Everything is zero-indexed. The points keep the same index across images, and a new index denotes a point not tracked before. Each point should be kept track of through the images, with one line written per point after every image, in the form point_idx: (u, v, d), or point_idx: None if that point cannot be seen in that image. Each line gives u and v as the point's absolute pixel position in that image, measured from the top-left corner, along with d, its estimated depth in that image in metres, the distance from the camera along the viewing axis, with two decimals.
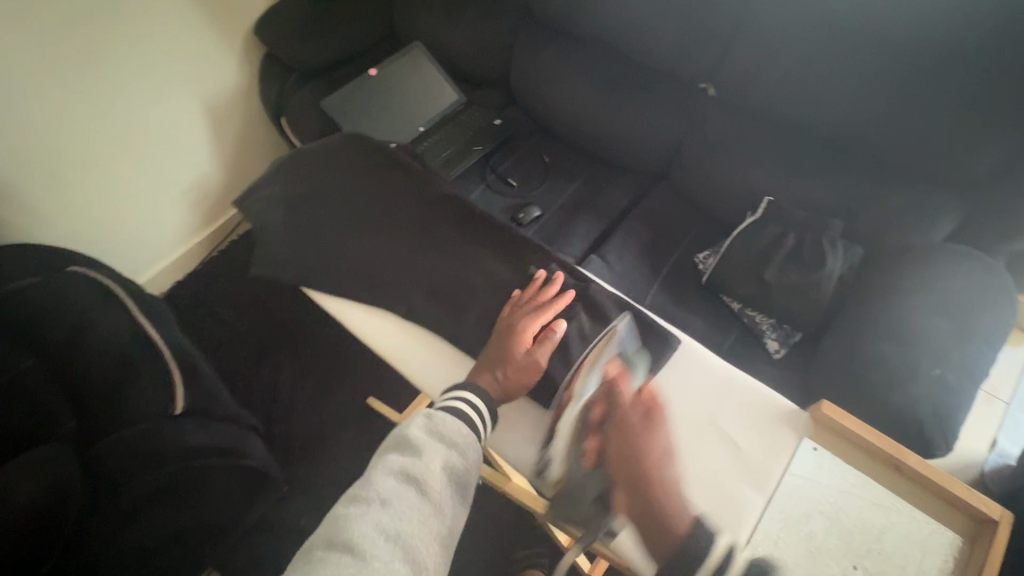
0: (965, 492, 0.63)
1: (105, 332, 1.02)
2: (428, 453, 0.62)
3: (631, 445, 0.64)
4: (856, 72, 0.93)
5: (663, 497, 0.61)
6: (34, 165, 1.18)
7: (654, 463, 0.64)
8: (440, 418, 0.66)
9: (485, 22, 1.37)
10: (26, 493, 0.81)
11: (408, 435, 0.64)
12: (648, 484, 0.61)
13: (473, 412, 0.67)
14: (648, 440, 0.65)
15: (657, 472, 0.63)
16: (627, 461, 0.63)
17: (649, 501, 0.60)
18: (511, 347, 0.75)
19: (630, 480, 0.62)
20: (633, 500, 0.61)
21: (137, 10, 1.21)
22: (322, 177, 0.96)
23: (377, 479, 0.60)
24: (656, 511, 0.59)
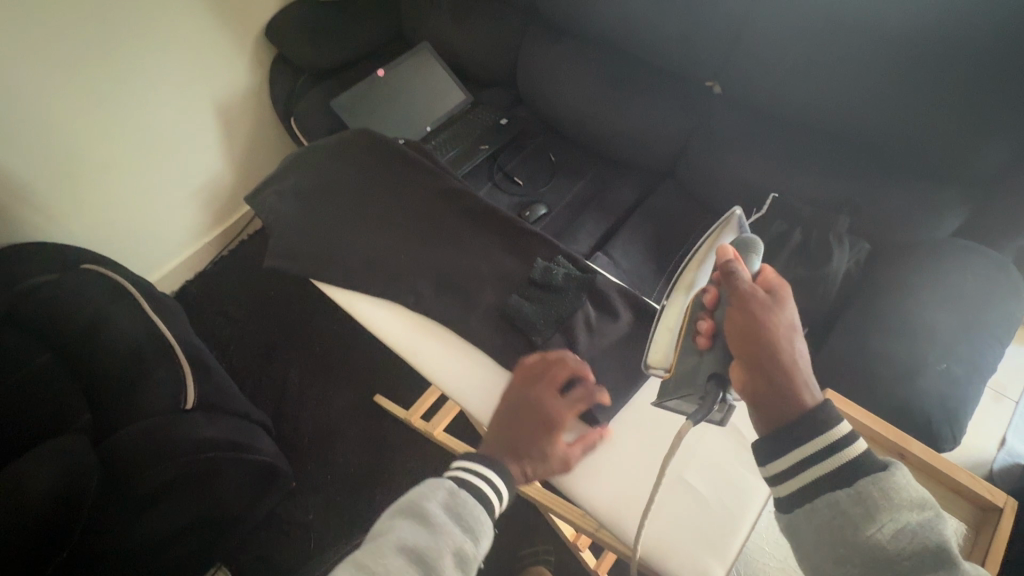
0: (971, 481, 0.68)
1: (119, 331, 1.07)
2: (443, 535, 0.58)
3: (750, 322, 0.60)
4: (861, 68, 0.94)
5: (789, 373, 0.58)
6: (49, 164, 1.20)
7: (781, 337, 0.60)
8: (462, 497, 0.62)
9: (492, 25, 1.40)
10: (41, 486, 0.82)
11: (426, 508, 0.61)
12: (770, 361, 0.59)
13: (491, 490, 0.63)
14: (774, 316, 0.61)
15: (784, 346, 0.59)
16: (748, 337, 0.60)
17: (769, 375, 0.58)
18: (542, 439, 0.68)
19: (749, 354, 0.60)
20: (750, 376, 0.60)
21: (152, 12, 1.24)
22: (331, 172, 0.97)
23: (386, 553, 0.56)
24: (777, 384, 0.58)
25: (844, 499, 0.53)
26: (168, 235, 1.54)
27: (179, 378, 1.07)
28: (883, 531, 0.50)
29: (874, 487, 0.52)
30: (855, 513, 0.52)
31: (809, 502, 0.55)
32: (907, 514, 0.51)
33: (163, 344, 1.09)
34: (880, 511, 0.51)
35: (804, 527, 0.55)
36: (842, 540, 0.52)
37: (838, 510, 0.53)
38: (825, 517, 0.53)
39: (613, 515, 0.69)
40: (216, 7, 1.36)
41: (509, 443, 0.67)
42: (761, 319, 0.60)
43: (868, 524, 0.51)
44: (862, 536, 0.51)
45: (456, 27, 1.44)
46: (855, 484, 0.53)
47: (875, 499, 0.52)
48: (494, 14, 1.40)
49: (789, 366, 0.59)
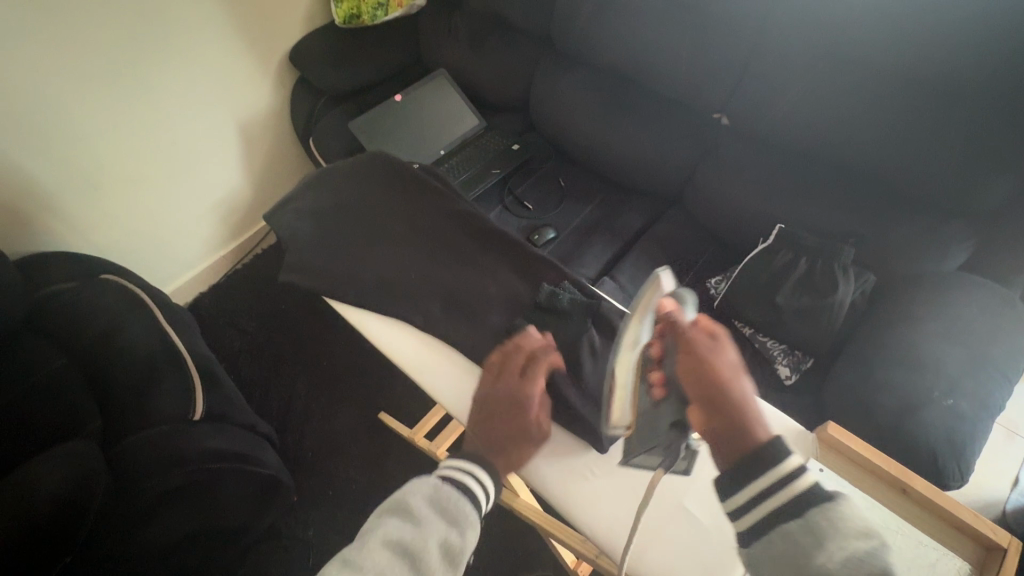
0: (975, 519, 0.67)
1: (135, 339, 1.11)
2: (430, 528, 0.60)
3: (699, 367, 0.62)
4: (866, 106, 0.96)
5: (743, 413, 0.59)
6: (77, 173, 1.25)
7: (730, 379, 0.61)
8: (446, 490, 0.63)
9: (506, 55, 1.46)
10: (50, 483, 0.85)
11: (410, 503, 0.62)
12: (724, 405, 0.59)
13: (472, 482, 0.64)
14: (719, 358, 0.62)
15: (734, 386, 0.61)
16: (700, 382, 0.61)
17: (727, 415, 0.59)
18: (518, 424, 0.70)
19: (704, 397, 0.60)
20: (709, 417, 0.60)
21: (183, 36, 1.30)
22: (346, 192, 1.01)
23: (372, 548, 0.58)
24: (736, 422, 0.59)
25: (796, 529, 0.52)
26: (186, 247, 1.58)
27: (189, 389, 1.09)
28: (832, 559, 0.49)
29: (823, 516, 0.51)
30: (806, 543, 0.51)
31: (765, 534, 0.54)
32: (855, 544, 0.49)
33: (174, 354, 1.12)
34: (830, 539, 0.50)
35: (763, 562, 0.53)
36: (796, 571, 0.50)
37: (790, 541, 0.52)
38: (781, 550, 0.52)
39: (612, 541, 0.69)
40: (244, 32, 1.42)
41: (496, 440, 0.69)
42: (709, 362, 0.62)
43: (819, 552, 0.50)
44: (813, 562, 0.50)
45: (473, 55, 1.49)
46: (805, 514, 0.52)
47: (823, 527, 0.51)
48: (510, 44, 1.45)
49: (743, 405, 0.59)
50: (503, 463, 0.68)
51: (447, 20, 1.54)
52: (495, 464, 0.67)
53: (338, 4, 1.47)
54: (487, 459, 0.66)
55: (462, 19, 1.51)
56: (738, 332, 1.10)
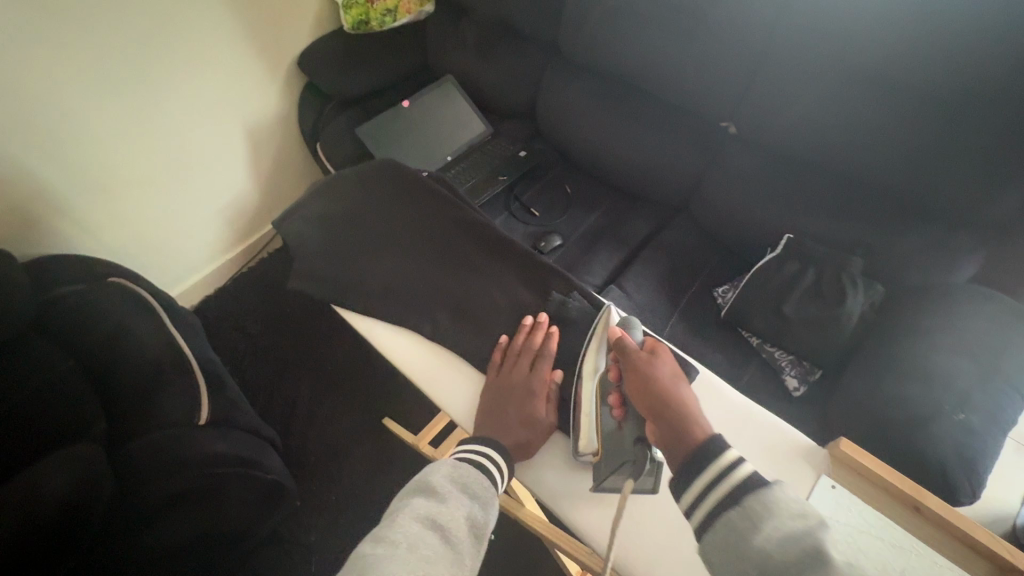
0: (990, 539, 0.62)
1: (141, 342, 1.11)
2: (454, 503, 0.61)
3: (638, 378, 0.67)
4: (874, 116, 0.96)
5: (680, 412, 0.62)
6: (85, 177, 1.26)
7: (670, 388, 0.64)
8: (464, 470, 0.66)
9: (514, 63, 1.46)
10: (58, 486, 0.86)
11: (433, 482, 0.63)
12: (662, 408, 0.63)
13: (484, 460, 0.67)
14: (658, 370, 0.66)
15: (674, 393, 0.64)
16: (641, 392, 0.66)
17: (668, 419, 0.61)
18: (519, 412, 0.74)
19: (650, 410, 0.64)
20: (658, 428, 0.63)
21: (192, 42, 1.31)
22: (353, 199, 1.01)
23: (403, 523, 0.57)
24: (678, 425, 0.61)
25: (734, 516, 0.51)
26: (193, 250, 1.59)
27: (195, 394, 1.10)
28: (768, 540, 0.48)
29: (758, 499, 0.51)
30: (744, 528, 0.50)
31: (709, 529, 0.52)
32: (790, 524, 0.49)
33: (183, 363, 1.12)
34: (765, 520, 0.49)
35: (708, 553, 0.52)
36: (737, 557, 0.49)
37: (730, 529, 0.51)
38: (722, 537, 0.51)
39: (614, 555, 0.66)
40: (252, 37, 1.43)
41: (501, 427, 0.73)
42: (647, 376, 0.66)
43: (756, 535, 0.49)
44: (751, 546, 0.49)
45: (480, 63, 1.50)
46: (741, 500, 0.51)
47: (759, 510, 0.50)
48: (517, 51, 1.46)
49: (683, 409, 0.62)
50: (513, 444, 0.71)
51: (455, 28, 1.55)
52: (507, 448, 0.70)
53: (347, 12, 1.47)
54: (498, 441, 0.70)
55: (470, 27, 1.51)
56: (745, 342, 1.10)
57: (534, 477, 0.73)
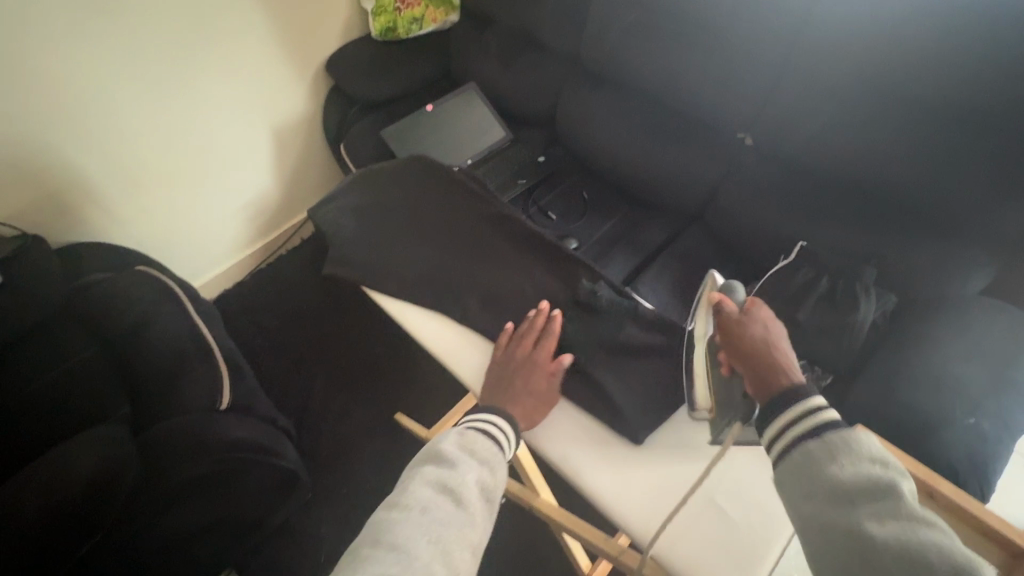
0: (1001, 524, 0.65)
1: (164, 326, 1.12)
2: (465, 467, 0.64)
3: (735, 340, 0.69)
4: (886, 132, 0.99)
5: (778, 372, 0.65)
6: (119, 170, 1.31)
7: (767, 343, 0.67)
8: (472, 437, 0.68)
9: (536, 72, 1.50)
10: (87, 465, 0.90)
11: (442, 448, 0.66)
12: (761, 368, 0.66)
13: (495, 429, 0.69)
14: (754, 328, 0.69)
15: (770, 349, 0.67)
16: (737, 354, 0.68)
17: (763, 368, 0.65)
18: (523, 388, 0.76)
19: (746, 362, 0.67)
20: (754, 378, 0.66)
21: (226, 43, 1.36)
22: (383, 194, 1.05)
23: (416, 489, 0.61)
24: (772, 375, 0.65)
25: (814, 447, 0.58)
26: (217, 243, 1.63)
27: (217, 375, 1.10)
28: (844, 471, 0.55)
29: (839, 438, 0.57)
30: (822, 457, 0.57)
31: (787, 453, 0.60)
32: (868, 465, 0.55)
33: (204, 347, 1.13)
34: (844, 456, 0.56)
35: (778, 471, 0.60)
36: (810, 480, 0.57)
37: (807, 456, 0.58)
38: (796, 460, 0.59)
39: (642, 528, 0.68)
40: (283, 40, 1.48)
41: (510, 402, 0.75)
42: (743, 332, 0.69)
43: (831, 464, 0.56)
44: (826, 473, 0.56)
45: (503, 72, 1.54)
46: (823, 435, 0.58)
47: (839, 447, 0.57)
48: (540, 61, 1.50)
49: (779, 362, 0.65)
50: (521, 413, 0.74)
51: (478, 37, 1.60)
52: (515, 417, 0.73)
53: (375, 18, 1.55)
54: (506, 411, 0.73)
55: (493, 37, 1.57)
56: None
57: (562, 454, 0.76)
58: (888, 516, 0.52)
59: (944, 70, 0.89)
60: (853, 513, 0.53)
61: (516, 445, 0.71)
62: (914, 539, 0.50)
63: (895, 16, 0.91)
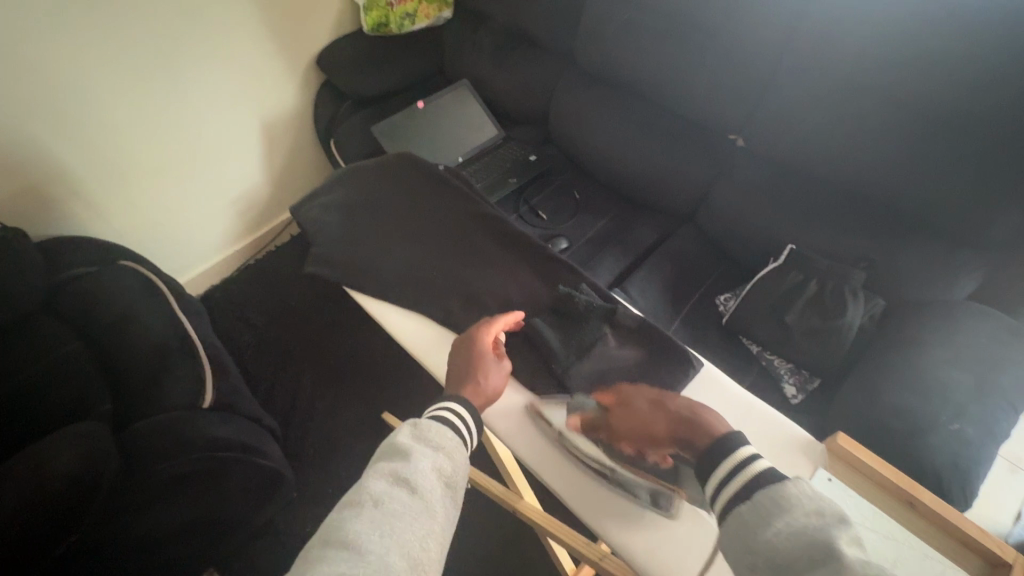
0: (980, 533, 0.65)
1: (147, 324, 1.11)
2: (419, 456, 0.60)
3: (639, 435, 0.68)
4: (876, 136, 0.98)
5: (691, 426, 0.64)
6: (102, 163, 1.29)
7: (667, 419, 0.67)
8: (426, 425, 0.64)
9: (529, 69, 1.49)
10: (64, 462, 0.88)
11: (395, 440, 0.62)
12: (677, 436, 0.65)
13: (456, 418, 0.67)
14: (645, 416, 0.69)
15: (673, 419, 0.66)
16: (656, 441, 0.67)
17: (690, 432, 0.64)
18: (464, 363, 0.76)
19: (679, 438, 0.65)
20: (687, 444, 0.64)
21: (214, 35, 1.34)
22: (370, 192, 1.04)
23: (368, 483, 0.58)
24: (694, 432, 0.63)
25: (744, 510, 0.53)
26: (203, 239, 1.61)
27: (201, 378, 1.09)
28: (778, 535, 0.50)
29: (767, 497, 0.53)
30: (754, 521, 0.52)
31: (725, 520, 0.55)
32: (801, 520, 0.50)
33: (189, 345, 1.12)
34: (775, 517, 0.51)
35: (721, 542, 0.55)
36: (749, 548, 0.51)
37: (741, 523, 0.53)
38: (732, 530, 0.53)
39: (622, 538, 0.67)
40: (273, 33, 1.46)
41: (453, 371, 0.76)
42: (645, 419, 0.69)
43: (764, 529, 0.51)
44: (761, 541, 0.50)
45: (496, 69, 1.53)
46: (752, 497, 0.54)
47: (769, 508, 0.52)
48: (533, 59, 1.49)
49: (692, 420, 0.64)
50: (471, 392, 0.72)
51: (472, 34, 1.59)
52: (468, 400, 0.70)
53: (367, 13, 1.52)
54: (458, 394, 0.71)
55: (487, 34, 1.55)
56: (745, 349, 1.12)
57: (540, 460, 0.74)
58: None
59: (936, 74, 0.88)
60: None
61: (479, 433, 0.69)
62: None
63: (888, 18, 0.90)
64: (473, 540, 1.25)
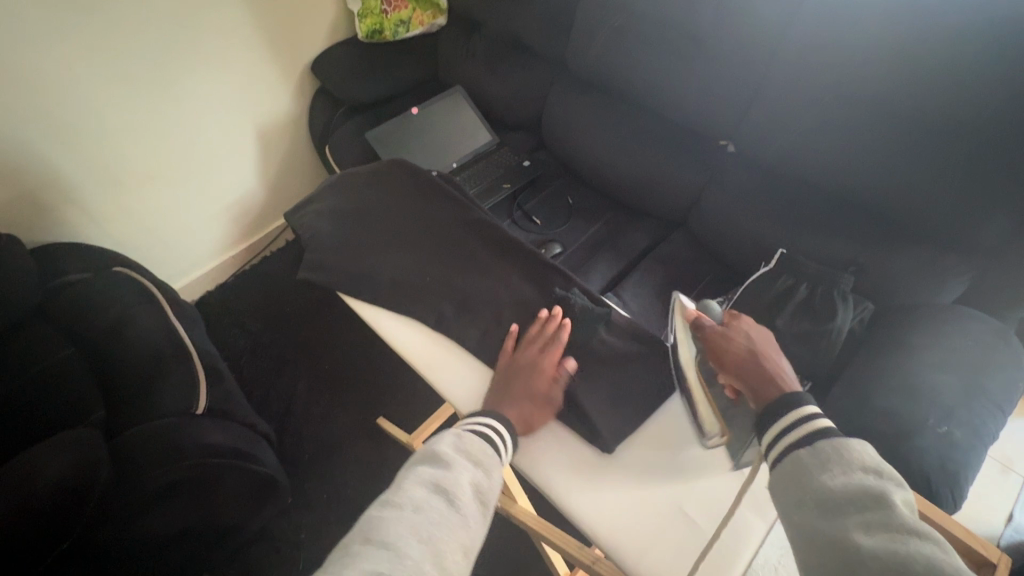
0: (968, 535, 0.66)
1: (141, 329, 1.11)
2: (461, 468, 0.63)
3: (722, 356, 0.72)
4: (865, 142, 1.00)
5: (769, 377, 0.67)
6: (98, 167, 1.29)
7: (758, 354, 0.70)
8: (468, 438, 0.67)
9: (523, 76, 1.51)
10: (56, 469, 0.87)
11: (438, 449, 0.65)
12: (745, 375, 0.69)
13: (495, 433, 0.69)
14: (738, 345, 0.72)
15: (762, 359, 0.69)
16: (729, 368, 0.71)
17: (761, 376, 0.68)
18: (504, 385, 0.78)
19: (750, 378, 0.68)
20: (751, 385, 0.68)
21: (210, 42, 1.35)
22: (364, 197, 1.05)
23: (410, 488, 0.60)
24: (767, 378, 0.67)
25: (803, 454, 0.58)
26: (197, 245, 1.61)
27: (194, 382, 1.09)
28: (835, 480, 0.55)
29: (830, 447, 0.57)
30: (811, 465, 0.57)
31: (780, 459, 0.60)
32: (859, 474, 0.55)
33: (182, 349, 1.12)
34: (835, 465, 0.56)
35: (771, 478, 0.60)
36: (802, 486, 0.57)
37: (798, 464, 0.58)
38: (786, 468, 0.59)
39: (615, 540, 0.67)
40: (268, 39, 1.47)
41: (492, 388, 0.78)
42: (736, 348, 0.72)
43: (822, 473, 0.56)
44: (815, 481, 0.56)
45: (490, 75, 1.54)
46: (813, 443, 0.58)
47: (829, 455, 0.57)
48: (527, 65, 1.50)
49: (776, 371, 0.67)
50: (516, 418, 0.74)
51: (466, 41, 1.60)
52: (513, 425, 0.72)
53: (361, 20, 1.54)
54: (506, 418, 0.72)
55: (480, 41, 1.57)
56: None
57: (532, 461, 0.75)
58: (877, 525, 0.51)
59: (921, 83, 0.90)
60: (843, 523, 0.52)
61: (512, 454, 0.71)
62: (908, 551, 0.48)
63: (876, 28, 0.92)
64: None
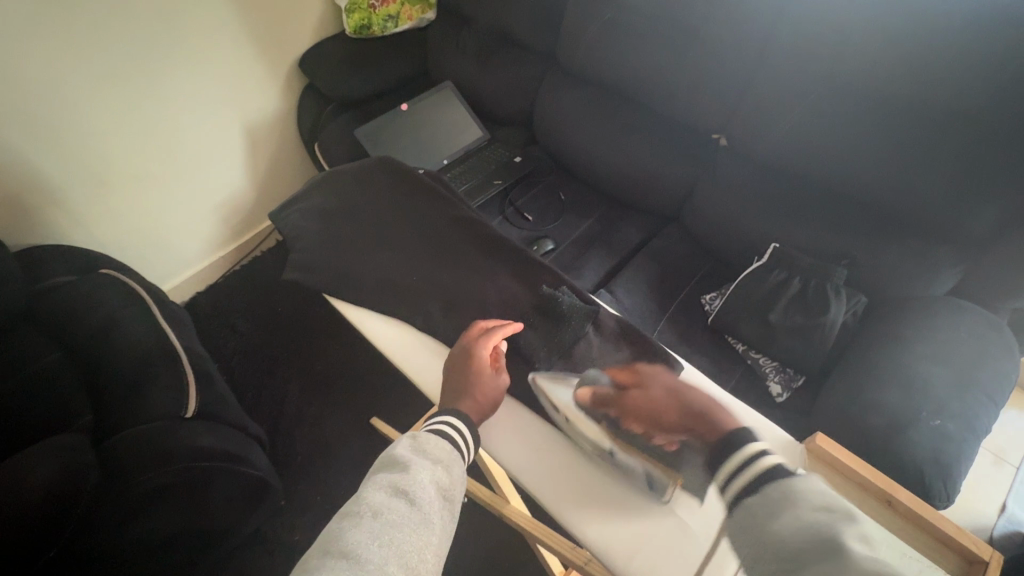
0: (959, 532, 0.65)
1: (127, 331, 1.09)
2: (418, 467, 0.62)
3: (650, 416, 0.69)
4: (858, 134, 0.99)
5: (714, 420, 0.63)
6: (82, 167, 1.26)
7: (682, 408, 0.68)
8: (424, 437, 0.67)
9: (514, 70, 1.49)
10: (43, 477, 0.86)
11: (393, 453, 0.64)
12: (688, 424, 0.64)
13: (456, 434, 0.68)
14: (663, 406, 0.70)
15: (690, 410, 0.67)
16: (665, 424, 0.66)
17: (707, 420, 0.63)
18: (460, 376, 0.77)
19: (699, 424, 0.63)
20: (704, 427, 0.62)
21: (195, 39, 1.33)
22: (350, 196, 1.04)
23: (367, 494, 0.58)
24: (714, 420, 0.63)
25: (753, 500, 0.49)
26: (185, 245, 1.58)
27: (182, 387, 1.07)
28: (786, 526, 0.44)
29: (778, 487, 0.48)
30: (761, 511, 0.47)
31: (736, 510, 0.50)
32: (812, 515, 0.44)
33: (171, 352, 1.10)
34: (784, 508, 0.46)
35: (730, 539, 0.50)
36: (755, 540, 0.46)
37: (748, 514, 0.48)
38: (739, 522, 0.49)
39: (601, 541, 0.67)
40: (254, 35, 1.44)
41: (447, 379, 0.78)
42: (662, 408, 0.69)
43: (773, 520, 0.46)
44: (767, 532, 0.45)
45: (480, 70, 1.53)
46: (761, 488, 0.49)
47: (775, 497, 0.47)
48: (517, 60, 1.49)
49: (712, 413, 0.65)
50: (472, 408, 0.74)
51: (455, 35, 1.58)
52: (475, 420, 0.72)
53: (349, 15, 1.52)
54: (464, 411, 0.72)
55: (470, 35, 1.55)
56: (730, 348, 1.12)
57: (518, 464, 0.74)
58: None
59: (914, 73, 0.89)
60: None
61: (474, 448, 0.71)
62: None
63: (868, 17, 0.91)
64: (463, 544, 1.25)
